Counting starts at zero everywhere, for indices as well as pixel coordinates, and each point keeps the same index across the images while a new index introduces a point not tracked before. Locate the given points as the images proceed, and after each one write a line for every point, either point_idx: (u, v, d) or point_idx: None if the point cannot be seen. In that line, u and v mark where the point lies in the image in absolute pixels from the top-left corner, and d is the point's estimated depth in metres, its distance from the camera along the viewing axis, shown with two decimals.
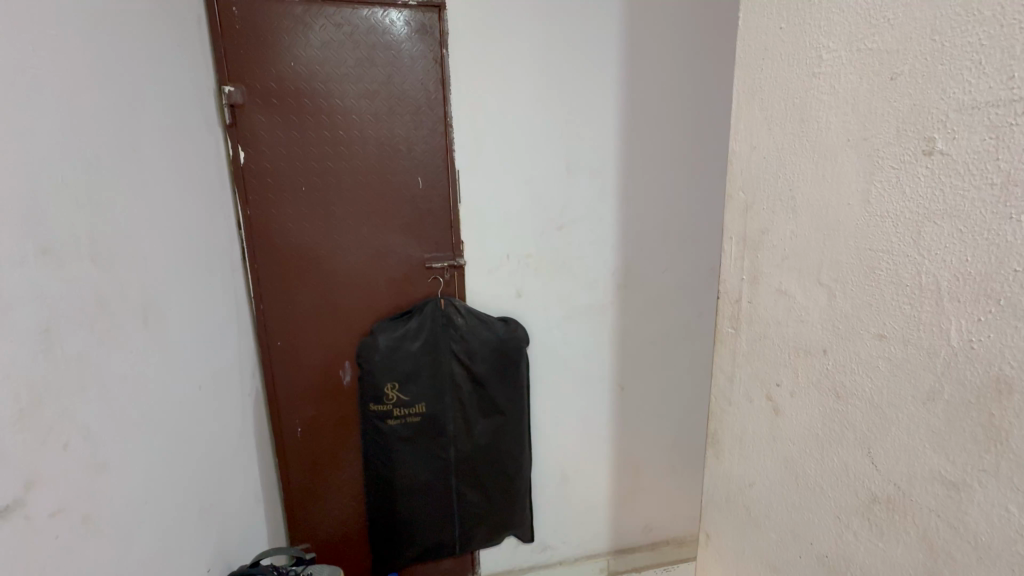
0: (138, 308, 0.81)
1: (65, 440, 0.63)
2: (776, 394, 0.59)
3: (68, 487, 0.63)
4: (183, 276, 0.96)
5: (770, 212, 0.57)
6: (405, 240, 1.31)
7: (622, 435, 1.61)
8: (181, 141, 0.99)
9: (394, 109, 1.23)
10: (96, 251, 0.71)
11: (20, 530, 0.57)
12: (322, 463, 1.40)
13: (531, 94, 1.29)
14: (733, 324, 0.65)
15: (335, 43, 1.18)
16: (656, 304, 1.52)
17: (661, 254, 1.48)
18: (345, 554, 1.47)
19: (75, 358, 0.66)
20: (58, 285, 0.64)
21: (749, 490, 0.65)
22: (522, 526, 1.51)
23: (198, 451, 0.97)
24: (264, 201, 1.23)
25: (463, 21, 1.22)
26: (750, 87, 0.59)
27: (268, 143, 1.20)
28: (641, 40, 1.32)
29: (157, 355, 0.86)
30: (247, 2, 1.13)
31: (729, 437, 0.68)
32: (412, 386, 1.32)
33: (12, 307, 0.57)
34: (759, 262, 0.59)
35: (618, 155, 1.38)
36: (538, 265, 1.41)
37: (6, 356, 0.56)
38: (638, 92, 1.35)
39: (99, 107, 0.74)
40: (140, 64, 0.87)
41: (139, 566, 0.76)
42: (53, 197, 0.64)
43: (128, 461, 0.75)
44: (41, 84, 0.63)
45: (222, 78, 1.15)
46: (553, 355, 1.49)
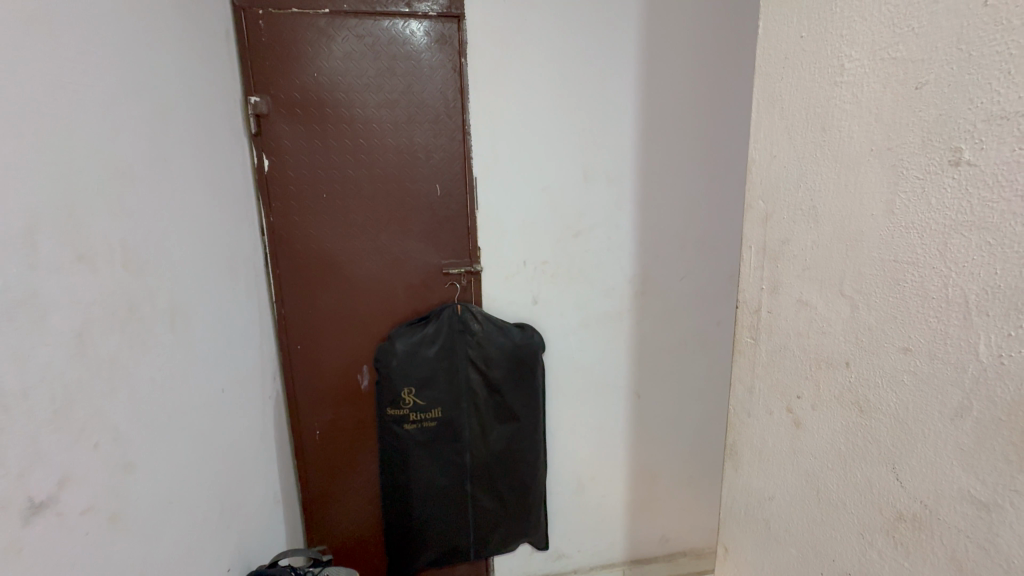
0: (166, 312, 0.84)
1: (96, 439, 0.66)
2: (797, 406, 0.58)
3: (97, 486, 0.65)
4: (209, 279, 0.99)
5: (792, 221, 0.56)
6: (423, 247, 1.33)
7: (638, 444, 1.59)
8: (209, 151, 1.02)
9: (414, 117, 1.25)
10: (127, 257, 0.74)
11: (53, 526, 0.59)
12: (340, 466, 1.42)
13: (548, 102, 1.30)
14: (752, 334, 0.64)
15: (356, 54, 1.20)
16: (673, 311, 1.50)
17: (679, 260, 1.47)
18: (360, 557, 1.49)
19: (107, 360, 0.69)
20: (92, 289, 0.67)
21: (768, 503, 0.64)
22: (536, 534, 1.50)
23: (221, 452, 1.00)
24: (287, 207, 1.26)
25: (482, 29, 1.24)
26: (770, 96, 0.58)
27: (292, 151, 1.23)
28: (659, 47, 1.31)
29: (184, 359, 0.88)
30: (273, 15, 1.16)
31: (748, 449, 0.67)
32: (429, 391, 1.33)
33: (48, 311, 0.60)
34: (779, 271, 0.58)
35: (636, 162, 1.38)
36: (555, 272, 1.41)
37: (44, 357, 0.59)
38: (655, 99, 1.35)
39: (131, 118, 0.77)
40: (172, 77, 0.90)
41: (164, 563, 0.78)
42: (87, 206, 0.67)
43: (154, 461, 0.77)
44: (78, 98, 0.66)
45: (249, 89, 1.19)
46: (569, 362, 1.48)
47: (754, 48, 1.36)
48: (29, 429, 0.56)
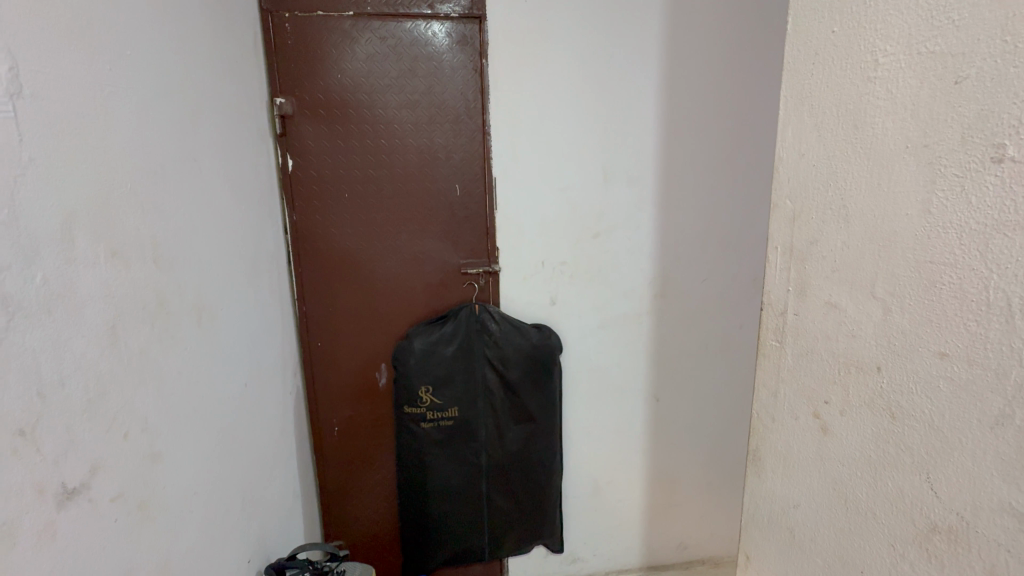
0: (193, 307, 0.86)
1: (126, 429, 0.68)
2: (824, 411, 0.56)
3: (127, 475, 0.67)
4: (234, 275, 1.02)
5: (820, 221, 0.54)
6: (442, 247, 1.34)
7: (656, 448, 1.57)
8: (235, 150, 1.05)
9: (435, 118, 1.26)
10: (157, 254, 0.76)
11: (86, 512, 0.61)
12: (358, 462, 1.43)
13: (569, 101, 1.30)
14: (777, 337, 0.62)
15: (379, 55, 1.22)
16: (693, 314, 1.48)
17: (700, 262, 1.44)
18: (377, 554, 1.50)
19: (138, 353, 0.71)
20: (124, 283, 0.69)
21: (793, 512, 0.62)
22: (551, 536, 1.50)
23: (243, 444, 1.01)
24: (310, 206, 1.28)
25: (503, 29, 1.24)
26: (799, 93, 0.57)
27: (315, 151, 1.25)
28: (683, 45, 1.30)
29: (209, 353, 0.90)
30: (299, 18, 1.19)
31: (771, 455, 0.65)
32: (446, 390, 1.34)
33: (83, 303, 0.62)
34: (806, 273, 0.57)
35: (657, 161, 1.36)
36: (573, 272, 1.40)
37: (79, 349, 0.61)
38: (678, 98, 1.33)
39: (164, 119, 0.80)
40: (202, 79, 0.93)
41: (187, 552, 0.80)
42: (122, 203, 0.69)
43: (179, 452, 0.79)
44: (114, 99, 0.68)
45: (274, 91, 1.21)
46: (586, 364, 1.47)
47: (781, 46, 1.33)
48: (64, 418, 0.58)
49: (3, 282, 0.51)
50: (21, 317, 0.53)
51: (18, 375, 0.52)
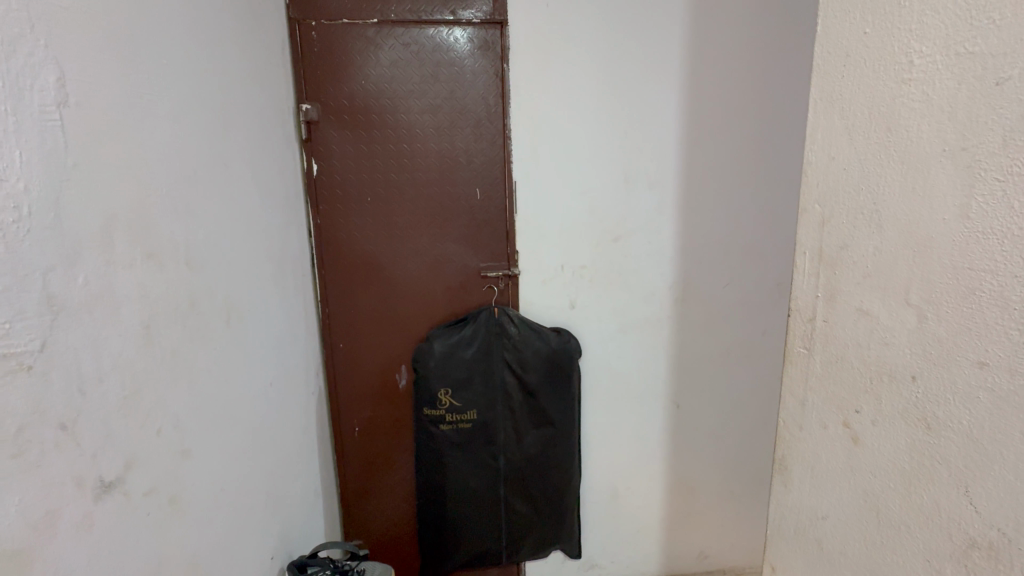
0: (222, 308, 0.88)
1: (158, 426, 0.70)
2: (854, 421, 0.55)
3: (158, 470, 0.70)
4: (261, 276, 1.04)
5: (851, 227, 0.53)
6: (462, 250, 1.35)
7: (676, 455, 1.54)
8: (263, 155, 1.07)
9: (456, 122, 1.28)
10: (189, 256, 0.79)
11: (120, 505, 0.63)
12: (377, 462, 1.45)
13: (590, 105, 1.30)
14: (805, 344, 0.60)
15: (402, 61, 1.24)
16: (716, 319, 1.46)
17: (722, 267, 1.42)
18: (395, 555, 1.51)
19: (170, 352, 0.73)
20: (157, 284, 0.71)
21: (822, 524, 0.61)
22: (569, 541, 1.49)
23: (268, 442, 1.04)
24: (333, 209, 1.30)
25: (524, 34, 1.25)
26: (828, 95, 0.55)
27: (339, 155, 1.27)
28: (706, 47, 1.29)
29: (237, 352, 0.93)
30: (325, 26, 1.21)
31: (798, 465, 0.63)
32: (465, 392, 1.35)
33: (119, 303, 0.64)
34: (837, 279, 0.55)
35: (678, 164, 1.35)
36: (593, 276, 1.40)
37: (115, 347, 0.63)
38: (700, 100, 1.31)
39: (196, 125, 0.82)
40: (233, 86, 0.96)
41: (214, 547, 0.82)
42: (157, 207, 0.72)
43: (208, 449, 0.81)
44: (151, 106, 0.71)
45: (300, 97, 1.24)
46: (605, 368, 1.46)
47: (807, 47, 1.31)
48: (102, 414, 0.60)
49: (48, 282, 0.54)
50: (65, 316, 0.56)
51: (61, 371, 0.55)
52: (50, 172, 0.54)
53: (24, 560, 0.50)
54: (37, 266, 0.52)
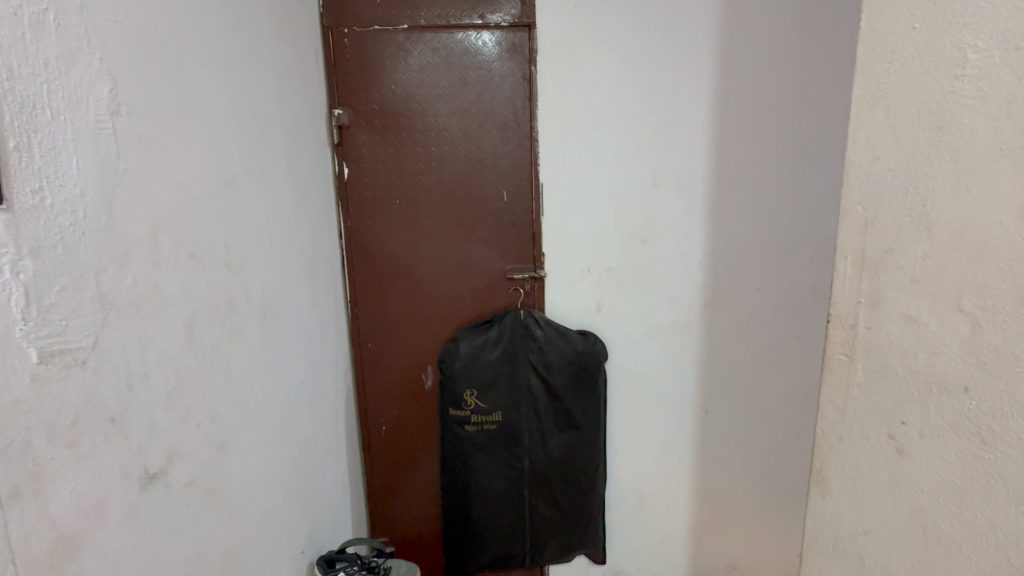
0: (258, 307, 0.91)
1: (199, 420, 0.73)
2: (900, 433, 0.53)
3: (198, 463, 0.72)
4: (294, 277, 1.07)
5: (897, 229, 0.51)
6: (488, 252, 1.35)
7: (704, 462, 1.51)
8: (297, 159, 1.10)
9: (484, 125, 1.28)
10: (228, 257, 0.82)
11: (163, 496, 0.65)
12: (403, 461, 1.47)
13: (618, 106, 1.29)
14: (846, 351, 0.58)
15: (431, 66, 1.26)
16: (747, 323, 1.42)
17: (754, 270, 1.38)
18: (419, 554, 1.53)
19: (209, 350, 0.76)
20: (199, 284, 0.74)
21: (863, 539, 0.58)
22: (593, 547, 1.47)
23: (299, 439, 1.06)
24: (363, 212, 1.32)
25: (553, 37, 1.25)
26: (872, 91, 0.52)
27: (368, 159, 1.30)
28: (739, 45, 1.26)
29: (271, 350, 0.95)
30: (357, 33, 1.24)
31: (837, 478, 0.61)
32: (490, 394, 1.35)
33: (164, 303, 0.67)
34: (881, 285, 0.53)
35: (708, 165, 1.32)
36: (619, 279, 1.38)
37: (160, 345, 0.66)
38: (731, 99, 1.28)
39: (236, 131, 0.85)
40: (270, 93, 0.99)
41: (248, 539, 0.84)
42: (200, 211, 0.75)
43: (243, 444, 0.84)
44: (195, 113, 0.74)
45: (332, 102, 1.27)
46: (631, 373, 1.44)
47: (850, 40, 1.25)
48: (147, 408, 0.63)
49: (100, 282, 0.57)
50: (114, 314, 0.58)
51: (110, 367, 0.58)
52: (104, 177, 0.57)
53: (75, 545, 0.53)
54: (90, 267, 0.55)
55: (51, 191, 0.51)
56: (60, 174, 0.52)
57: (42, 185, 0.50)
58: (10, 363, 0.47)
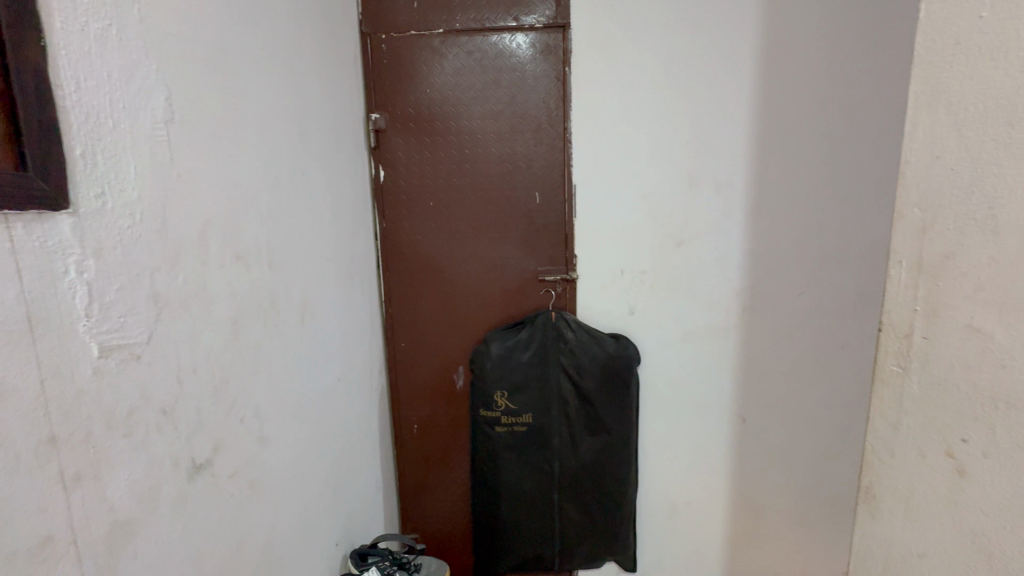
0: (298, 307, 0.94)
1: (242, 414, 0.76)
2: (960, 451, 0.50)
3: (241, 455, 0.75)
4: (332, 276, 1.10)
5: (959, 233, 0.48)
6: (521, 254, 1.35)
7: (742, 472, 1.45)
8: (336, 163, 1.13)
9: (517, 127, 1.29)
10: (271, 258, 0.85)
11: (209, 485, 0.69)
12: (435, 460, 1.49)
13: (654, 106, 1.27)
14: (900, 361, 0.55)
15: (466, 69, 1.27)
16: (790, 330, 1.35)
17: (797, 274, 1.32)
18: (449, 552, 1.54)
19: (253, 347, 0.79)
20: (245, 284, 0.78)
21: (919, 562, 0.55)
22: (624, 553, 1.45)
23: (335, 435, 1.09)
24: (398, 214, 1.35)
25: (587, 37, 1.24)
26: (932, 87, 0.50)
27: (404, 161, 1.32)
28: (783, 41, 1.21)
29: (310, 348, 0.99)
30: (395, 39, 1.27)
31: (889, 496, 0.58)
32: (521, 396, 1.35)
33: (212, 301, 0.70)
34: (940, 292, 0.50)
35: (748, 165, 1.28)
36: (654, 282, 1.36)
37: (208, 342, 0.69)
38: (774, 96, 1.24)
39: (280, 137, 0.89)
40: (311, 98, 1.02)
41: (286, 529, 0.88)
42: (245, 213, 0.78)
43: (283, 437, 0.87)
44: (242, 120, 0.77)
45: (370, 107, 1.30)
46: (665, 378, 1.41)
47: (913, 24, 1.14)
48: (195, 401, 0.66)
49: (155, 282, 0.60)
50: (167, 311, 0.62)
51: (162, 361, 0.61)
52: (158, 181, 0.60)
53: (129, 529, 0.56)
54: (146, 266, 0.59)
55: (112, 196, 0.54)
56: (120, 180, 0.55)
57: (105, 190, 0.53)
58: (75, 357, 0.50)
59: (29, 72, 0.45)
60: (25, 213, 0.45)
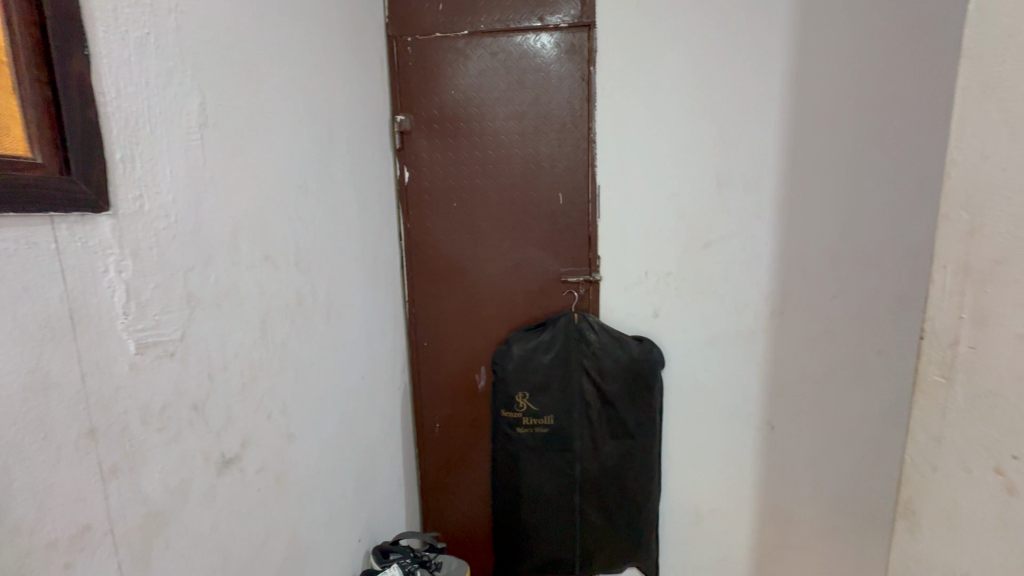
0: (324, 306, 0.96)
1: (269, 411, 0.78)
2: (1009, 468, 0.47)
3: (269, 451, 0.77)
4: (358, 276, 1.12)
5: (1010, 236, 0.46)
6: (543, 255, 1.35)
7: (770, 481, 1.41)
8: (362, 164, 1.15)
9: (541, 127, 1.28)
10: (299, 259, 0.87)
11: (238, 479, 0.70)
12: (456, 459, 1.49)
13: (681, 105, 1.24)
14: (943, 372, 0.52)
15: (490, 70, 1.27)
16: (822, 335, 1.30)
17: (831, 277, 1.27)
18: (469, 551, 1.54)
19: (280, 345, 0.81)
20: (274, 283, 0.80)
21: None
22: (646, 559, 1.42)
23: (359, 432, 1.11)
24: (422, 214, 1.36)
25: (612, 36, 1.23)
26: (982, 83, 0.47)
27: (428, 162, 1.33)
28: (817, 36, 1.17)
29: (335, 347, 1.00)
30: (420, 41, 1.28)
31: (932, 513, 0.55)
32: (543, 397, 1.35)
33: (243, 300, 0.72)
34: (989, 300, 0.48)
35: (779, 165, 1.24)
36: (679, 284, 1.33)
37: (238, 340, 0.71)
38: (807, 93, 1.20)
39: (308, 140, 0.91)
40: (339, 101, 1.04)
41: (311, 524, 0.89)
42: (275, 215, 0.80)
43: (309, 434, 0.89)
44: (272, 124, 0.79)
45: (395, 109, 1.32)
46: (690, 382, 1.39)
47: (960, 16, 1.08)
48: (225, 398, 0.68)
49: (188, 281, 0.62)
50: (200, 309, 0.64)
51: (195, 358, 0.63)
52: (193, 184, 0.62)
53: (162, 520, 0.58)
54: (179, 266, 0.61)
55: (148, 198, 0.56)
56: (156, 182, 0.57)
57: (142, 193, 0.55)
58: (113, 353, 0.52)
59: (75, 80, 0.47)
60: (67, 215, 0.47)
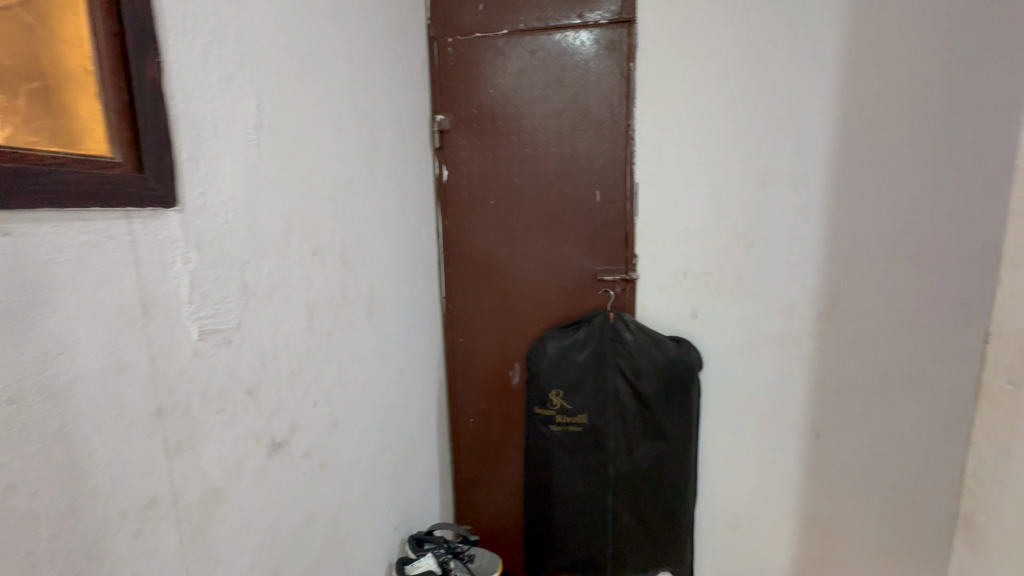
0: (366, 300, 0.99)
1: (315, 399, 0.81)
2: None
3: (313, 437, 0.81)
4: (398, 272, 1.15)
5: None
6: (579, 253, 1.34)
7: (814, 491, 1.35)
8: (404, 163, 1.18)
9: (579, 125, 1.28)
10: (344, 254, 0.91)
11: (285, 462, 0.74)
12: (489, 454, 1.51)
13: (724, 101, 1.21)
14: (1010, 378, 0.50)
15: (529, 68, 1.28)
16: (874, 340, 1.24)
17: (884, 279, 1.21)
18: (501, 546, 1.56)
19: (326, 337, 0.85)
20: (321, 277, 0.83)
21: None
22: (680, 565, 1.39)
23: (397, 423, 1.14)
24: (460, 213, 1.39)
25: (653, 32, 1.21)
26: None
27: (466, 161, 1.35)
28: (873, 26, 1.11)
29: (376, 340, 1.04)
30: (460, 42, 1.30)
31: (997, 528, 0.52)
32: (576, 396, 1.34)
33: (292, 293, 0.76)
34: None
35: (829, 161, 1.19)
36: (719, 285, 1.30)
37: (287, 330, 0.75)
38: (861, 86, 1.14)
39: (354, 140, 0.94)
40: (383, 102, 1.07)
41: (351, 509, 0.93)
42: (322, 212, 0.83)
43: (350, 423, 0.92)
44: (321, 125, 0.83)
45: (435, 109, 1.35)
46: (729, 385, 1.35)
47: None
48: (275, 385, 0.72)
49: (245, 274, 0.66)
50: (254, 300, 0.68)
51: (249, 346, 0.67)
52: (249, 182, 0.66)
53: (218, 496, 0.61)
54: (236, 259, 0.64)
55: (210, 194, 0.60)
56: (217, 180, 0.61)
57: (205, 189, 0.59)
58: (179, 338, 0.56)
59: (149, 85, 0.51)
60: (142, 210, 0.51)
